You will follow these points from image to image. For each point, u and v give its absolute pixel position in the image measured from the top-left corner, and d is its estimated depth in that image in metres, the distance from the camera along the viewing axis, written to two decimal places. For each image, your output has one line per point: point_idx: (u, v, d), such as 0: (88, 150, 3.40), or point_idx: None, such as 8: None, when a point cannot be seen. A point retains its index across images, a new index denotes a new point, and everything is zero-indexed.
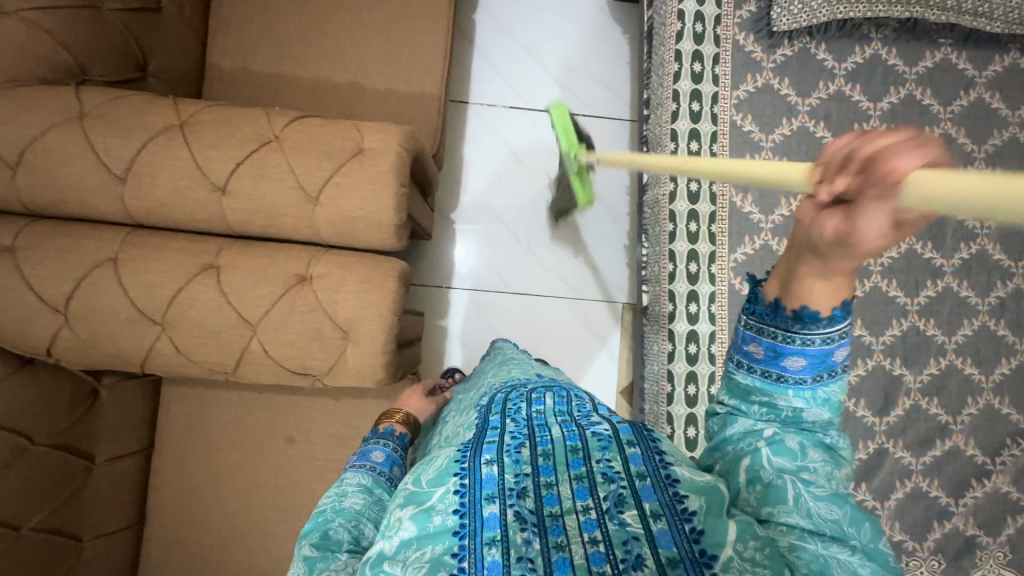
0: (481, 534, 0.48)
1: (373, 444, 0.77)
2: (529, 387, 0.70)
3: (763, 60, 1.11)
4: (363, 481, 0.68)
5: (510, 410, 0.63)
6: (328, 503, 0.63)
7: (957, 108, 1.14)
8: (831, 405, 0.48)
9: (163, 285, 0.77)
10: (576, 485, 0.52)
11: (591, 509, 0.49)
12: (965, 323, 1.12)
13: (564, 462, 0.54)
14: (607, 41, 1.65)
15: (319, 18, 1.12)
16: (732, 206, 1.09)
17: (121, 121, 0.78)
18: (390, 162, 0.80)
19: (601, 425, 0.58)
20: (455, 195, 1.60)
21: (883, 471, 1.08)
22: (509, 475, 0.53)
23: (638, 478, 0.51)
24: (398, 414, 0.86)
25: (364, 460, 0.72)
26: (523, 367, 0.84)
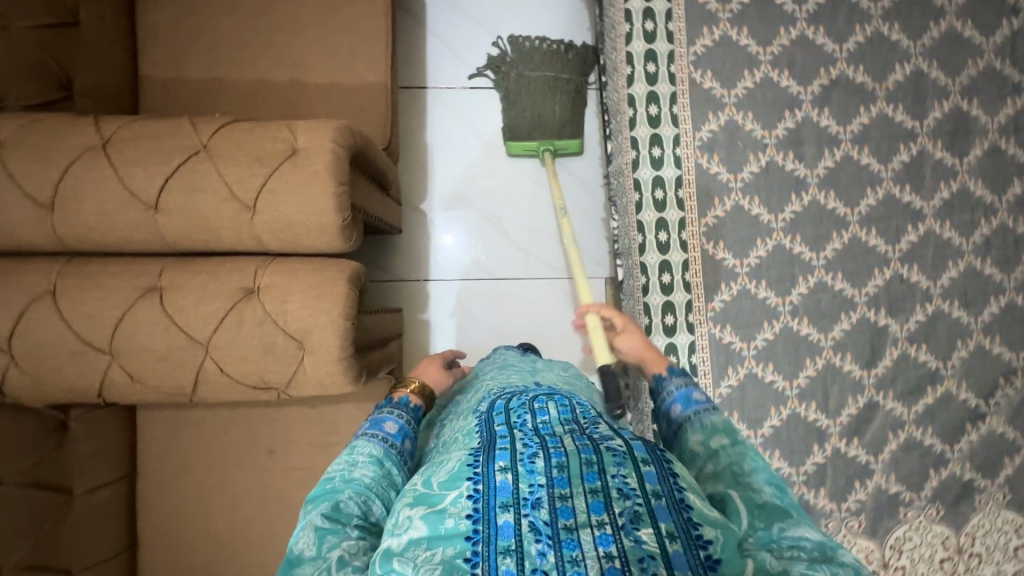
0: (494, 544, 0.44)
1: (388, 412, 0.69)
2: (530, 395, 0.62)
3: (719, 12, 1.05)
4: (374, 453, 0.61)
5: (515, 417, 0.56)
6: (336, 473, 0.58)
7: (928, 41, 1.09)
8: (723, 430, 0.58)
9: (106, 313, 0.74)
10: (591, 499, 0.46)
11: (605, 525, 0.45)
12: (949, 265, 1.09)
13: (578, 473, 0.48)
14: (565, 9, 1.58)
15: (250, 14, 1.07)
16: (698, 168, 1.05)
17: (39, 146, 0.74)
18: (325, 161, 0.76)
19: (617, 438, 0.52)
20: (422, 185, 1.55)
21: (875, 425, 1.06)
22: (523, 484, 0.48)
23: (655, 497, 0.47)
24: (414, 384, 0.76)
25: (377, 429, 0.65)
26: (521, 373, 0.79)
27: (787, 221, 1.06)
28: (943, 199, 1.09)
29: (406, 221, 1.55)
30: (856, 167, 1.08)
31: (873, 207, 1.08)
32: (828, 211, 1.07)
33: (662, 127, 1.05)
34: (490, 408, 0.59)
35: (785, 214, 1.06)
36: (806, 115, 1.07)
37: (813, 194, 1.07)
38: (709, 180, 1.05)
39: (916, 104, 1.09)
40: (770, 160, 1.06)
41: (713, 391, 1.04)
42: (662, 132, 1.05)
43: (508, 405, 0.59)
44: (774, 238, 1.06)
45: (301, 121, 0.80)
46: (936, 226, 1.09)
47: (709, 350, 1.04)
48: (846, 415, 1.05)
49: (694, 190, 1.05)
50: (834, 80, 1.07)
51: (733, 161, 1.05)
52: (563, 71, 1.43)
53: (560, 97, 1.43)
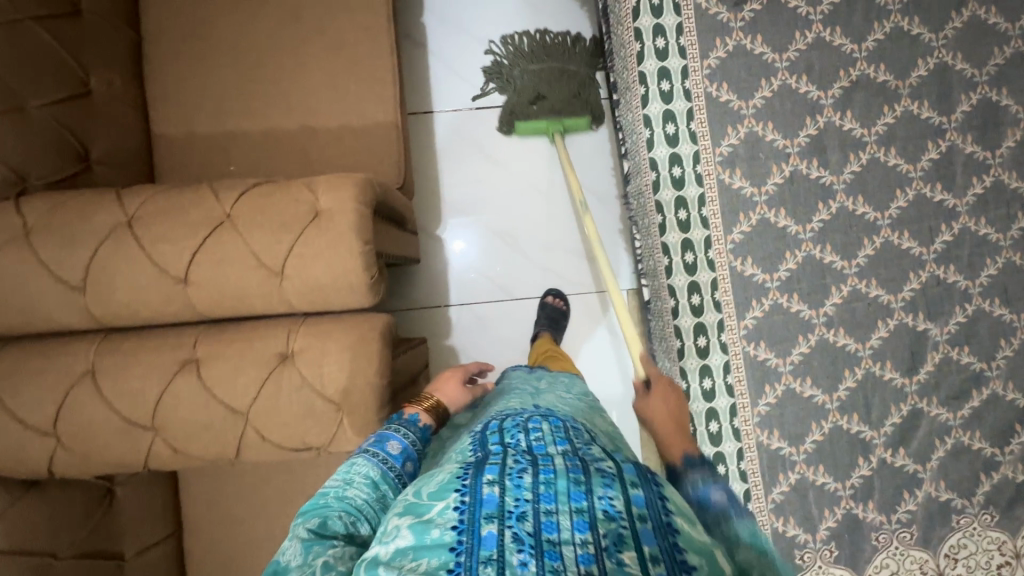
0: (477, 556, 0.47)
1: (393, 429, 0.73)
2: (525, 415, 0.70)
3: (731, 21, 1.02)
4: (368, 472, 0.66)
5: (508, 438, 0.63)
6: (329, 491, 0.62)
7: (950, 32, 1.05)
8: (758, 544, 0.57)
9: (145, 390, 0.75)
10: (577, 517, 0.51)
11: (590, 543, 0.49)
12: (987, 263, 1.05)
13: (566, 492, 0.53)
14: (565, 20, 1.55)
15: (256, 65, 1.06)
16: (721, 184, 1.02)
17: (66, 229, 0.75)
18: (349, 221, 0.75)
19: (607, 463, 0.60)
20: (436, 211, 1.55)
21: (920, 432, 1.03)
22: (509, 498, 0.53)
23: (640, 520, 0.52)
24: (427, 401, 0.80)
25: (377, 447, 0.70)
26: (523, 397, 0.82)
27: (815, 231, 1.03)
28: (977, 195, 1.05)
29: (423, 248, 1.55)
30: (884, 169, 1.04)
31: (904, 209, 1.05)
32: (858, 217, 1.04)
33: (681, 145, 1.03)
34: (484, 431, 0.67)
35: (813, 224, 1.03)
36: (828, 120, 1.04)
37: (840, 201, 1.04)
38: (732, 196, 1.02)
39: (942, 99, 1.05)
40: (793, 170, 1.03)
41: (751, 410, 1.03)
42: (681, 150, 1.03)
43: (502, 426, 0.67)
44: (804, 249, 1.03)
45: (320, 180, 0.79)
46: (970, 224, 1.05)
47: (745, 369, 1.02)
48: (890, 425, 1.03)
49: (718, 206, 1.03)
50: (855, 82, 1.04)
51: (755, 175, 1.03)
52: (569, 61, 1.43)
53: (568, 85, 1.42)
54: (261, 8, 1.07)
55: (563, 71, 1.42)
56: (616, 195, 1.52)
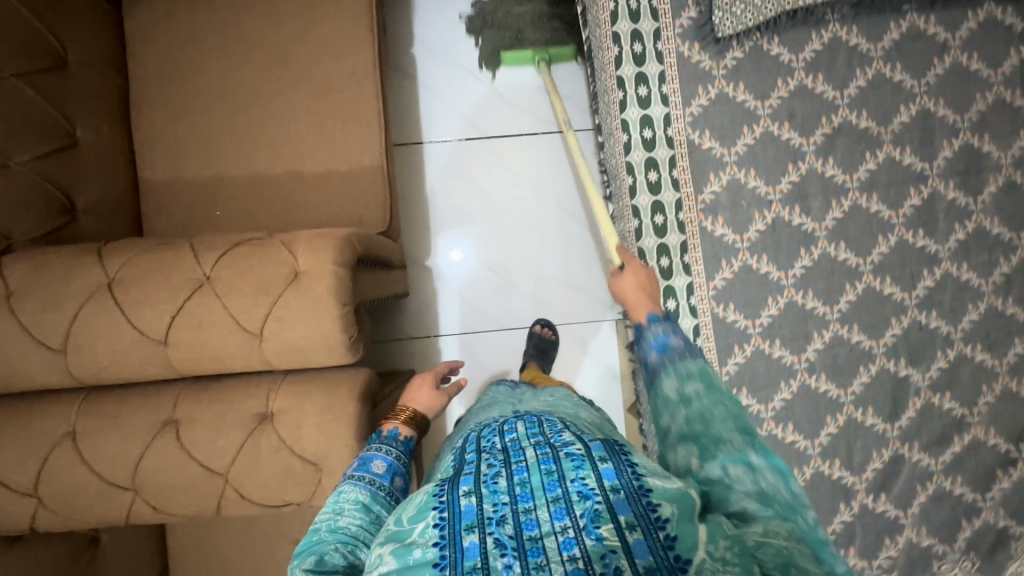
0: (460, 566, 0.46)
1: (376, 448, 0.70)
2: (502, 419, 0.66)
3: (713, 69, 1.02)
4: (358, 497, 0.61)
5: (483, 442, 0.59)
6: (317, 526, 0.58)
7: (933, 78, 1.05)
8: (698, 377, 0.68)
9: (126, 451, 0.76)
10: (554, 507, 0.49)
11: (568, 530, 0.47)
12: (969, 308, 1.06)
13: (540, 486, 0.51)
14: None
15: (242, 109, 1.07)
16: (703, 231, 1.03)
17: (48, 292, 0.75)
18: (328, 284, 0.76)
19: (576, 443, 0.55)
20: (425, 241, 1.55)
21: (902, 478, 1.04)
22: (487, 504, 0.50)
23: (613, 491, 0.49)
24: (404, 413, 0.78)
25: (362, 470, 0.66)
26: (502, 406, 0.78)
27: (797, 277, 1.04)
28: (959, 241, 1.06)
29: (413, 279, 1.55)
30: (867, 215, 1.05)
31: (886, 255, 1.05)
32: (840, 262, 1.04)
33: (663, 193, 1.03)
34: (463, 443, 0.64)
35: (795, 269, 1.04)
36: (810, 167, 1.04)
37: (822, 247, 1.04)
38: (715, 243, 1.03)
39: (924, 145, 1.05)
40: (776, 217, 1.04)
41: None
42: (663, 198, 1.03)
43: (478, 433, 0.63)
44: (786, 295, 1.04)
45: (300, 240, 0.80)
46: (952, 269, 1.06)
47: None
48: (871, 470, 1.03)
49: (700, 254, 1.03)
50: (838, 128, 1.04)
51: (737, 222, 1.03)
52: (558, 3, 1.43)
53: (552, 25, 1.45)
54: (246, 53, 1.07)
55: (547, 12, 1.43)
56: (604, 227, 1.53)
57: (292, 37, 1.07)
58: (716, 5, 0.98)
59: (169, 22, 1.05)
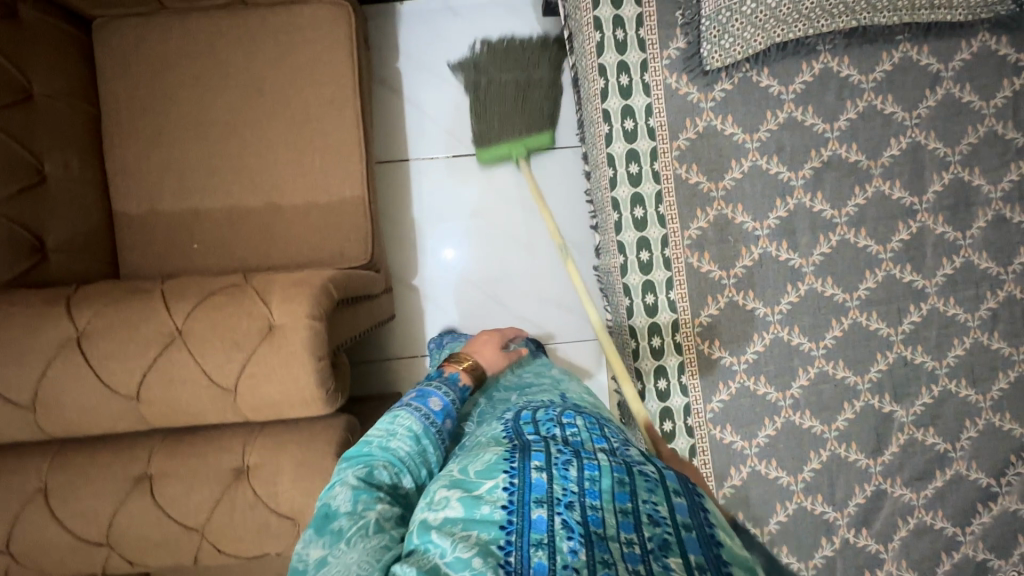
0: (526, 536, 0.47)
1: (436, 386, 0.72)
2: (559, 412, 0.68)
3: (701, 101, 1.00)
4: (414, 427, 0.65)
5: (546, 433, 0.62)
6: (375, 442, 0.63)
7: (924, 111, 1.03)
8: None
9: (99, 508, 0.75)
10: (622, 518, 0.49)
11: (635, 543, 0.47)
12: (955, 343, 1.05)
13: (610, 491, 0.52)
14: None
15: (218, 139, 1.04)
16: (689, 267, 1.02)
17: (11, 347, 0.73)
18: (303, 339, 0.75)
19: (650, 468, 0.57)
20: (412, 259, 1.53)
21: (883, 513, 1.04)
22: (557, 486, 0.52)
23: (684, 529, 0.49)
24: (467, 362, 0.79)
25: (420, 402, 0.68)
26: (547, 390, 0.81)
27: (783, 313, 1.03)
28: (946, 275, 1.05)
29: (400, 298, 1.53)
30: (854, 250, 1.04)
31: (872, 290, 1.04)
32: (826, 298, 1.04)
33: (649, 229, 1.01)
34: (518, 421, 0.66)
35: (782, 305, 1.03)
36: (799, 202, 1.02)
37: (809, 283, 1.03)
38: (701, 279, 1.02)
39: (914, 179, 1.04)
40: (763, 252, 1.02)
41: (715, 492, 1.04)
42: (649, 235, 1.01)
43: (535, 418, 0.66)
44: (772, 330, 1.03)
45: (275, 290, 0.78)
46: (939, 304, 1.05)
47: (710, 453, 1.04)
48: (853, 505, 1.04)
49: (686, 290, 1.02)
50: (827, 162, 1.02)
51: (724, 258, 1.02)
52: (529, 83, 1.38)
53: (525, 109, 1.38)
54: (222, 80, 1.04)
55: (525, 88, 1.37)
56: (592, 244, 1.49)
57: (270, 64, 1.04)
58: (705, 37, 0.95)
59: (142, 48, 1.02)
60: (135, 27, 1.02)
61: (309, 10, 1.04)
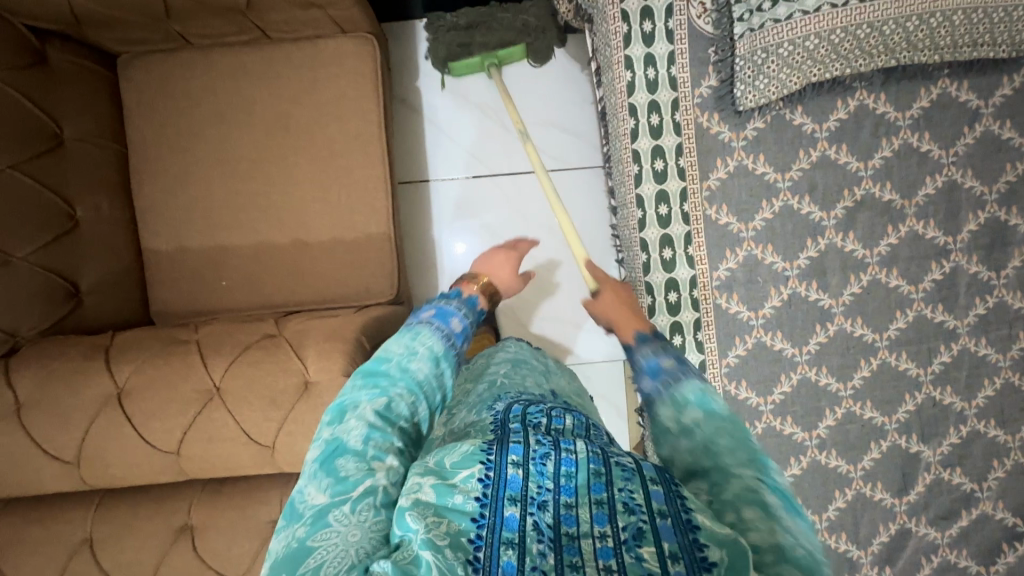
0: (498, 533, 0.47)
1: (453, 305, 0.76)
2: (548, 404, 0.65)
3: (733, 140, 0.99)
4: (433, 347, 0.67)
5: (529, 420, 0.59)
6: (395, 361, 0.64)
7: (961, 148, 1.00)
8: (689, 402, 0.61)
9: (142, 560, 0.77)
10: (596, 511, 0.48)
11: (607, 538, 0.46)
12: (985, 383, 1.04)
13: (585, 484, 0.50)
14: (568, 83, 1.37)
15: (244, 177, 1.04)
16: (717, 308, 1.02)
17: (56, 406, 0.75)
18: (338, 397, 0.76)
19: (627, 457, 0.54)
20: (433, 282, 1.39)
21: (907, 552, 1.04)
22: (533, 483, 0.50)
23: (659, 516, 0.47)
24: (478, 285, 0.85)
25: (442, 322, 0.71)
26: (538, 381, 0.76)
27: (811, 353, 1.02)
28: (978, 315, 1.03)
29: None
30: (885, 290, 1.02)
31: (902, 330, 1.03)
32: (855, 338, 1.02)
33: (678, 270, 1.01)
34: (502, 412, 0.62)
35: (810, 346, 1.02)
36: (830, 242, 1.01)
37: (839, 323, 1.02)
38: (729, 321, 1.02)
39: (949, 218, 1.02)
40: (792, 292, 1.01)
41: None
42: (678, 275, 1.02)
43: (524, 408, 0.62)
44: (799, 371, 1.02)
45: (310, 345, 0.79)
46: (970, 344, 1.03)
47: None
48: (877, 543, 1.04)
49: (714, 331, 1.02)
50: (860, 202, 1.01)
51: (753, 299, 1.01)
52: (529, 11, 1.24)
53: (509, 29, 1.24)
54: (245, 117, 1.03)
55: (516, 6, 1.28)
56: (615, 266, 1.37)
57: (295, 101, 1.03)
58: (739, 77, 0.93)
59: (166, 86, 1.02)
60: (159, 64, 1.01)
61: (333, 45, 1.03)
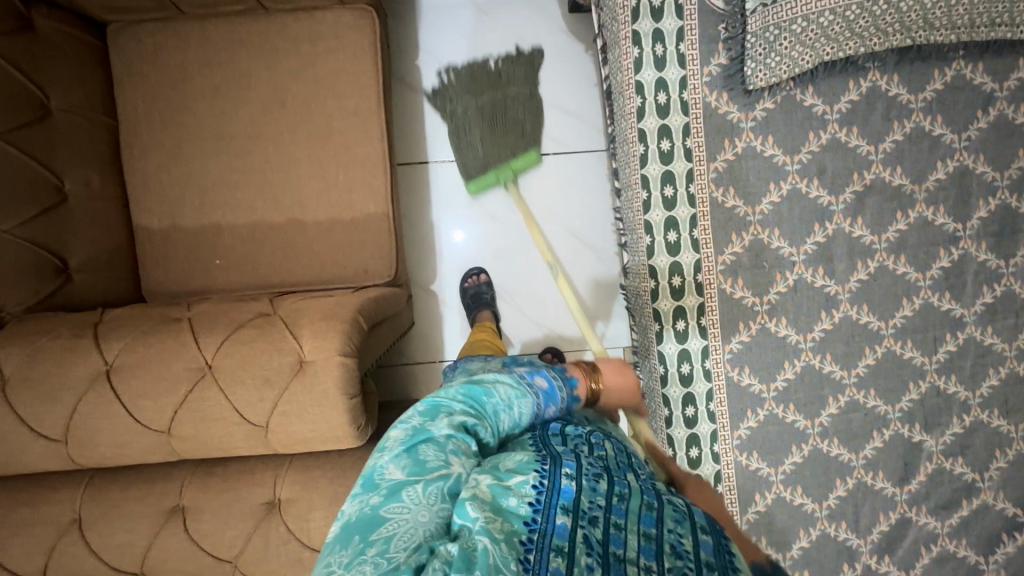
0: (548, 539, 0.47)
1: (553, 379, 0.66)
2: (590, 428, 0.66)
3: (741, 121, 0.96)
4: (524, 416, 0.63)
5: (578, 442, 0.60)
6: (495, 403, 0.62)
7: (974, 132, 0.98)
8: None
9: (133, 541, 0.76)
10: (644, 542, 0.48)
11: (653, 570, 0.46)
12: (990, 373, 1.02)
13: (635, 514, 0.51)
14: (571, 65, 1.33)
15: (239, 153, 1.01)
16: (721, 294, 1.00)
17: (43, 383, 0.73)
18: (334, 378, 0.74)
19: (678, 503, 0.55)
20: (432, 266, 1.37)
21: (906, 541, 1.03)
22: (584, 498, 0.51)
23: (707, 567, 0.47)
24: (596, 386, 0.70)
25: (545, 401, 0.64)
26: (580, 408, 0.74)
27: (816, 340, 1.01)
28: (985, 304, 1.01)
29: (419, 307, 1.38)
30: (892, 278, 1.00)
31: (908, 319, 1.01)
32: (861, 325, 1.01)
33: (682, 255, 0.99)
34: (548, 430, 0.63)
35: (815, 333, 1.01)
36: (838, 227, 0.99)
37: (844, 311, 1.00)
38: (733, 306, 1.00)
39: (958, 205, 0.99)
40: (798, 279, 0.99)
41: (740, 517, 1.04)
42: (682, 259, 1.00)
43: (568, 430, 0.63)
44: (803, 358, 1.01)
45: (305, 324, 0.77)
46: (976, 334, 1.02)
47: (736, 479, 1.03)
48: (877, 532, 1.03)
49: (717, 316, 1.00)
50: (869, 186, 0.98)
51: (758, 284, 0.99)
52: (515, 106, 1.25)
53: (514, 136, 1.25)
54: (240, 91, 1.00)
55: (502, 98, 1.24)
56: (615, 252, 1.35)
57: (292, 74, 1.00)
58: (749, 55, 0.91)
59: (158, 57, 0.98)
60: (150, 34, 0.98)
61: (332, 16, 0.99)
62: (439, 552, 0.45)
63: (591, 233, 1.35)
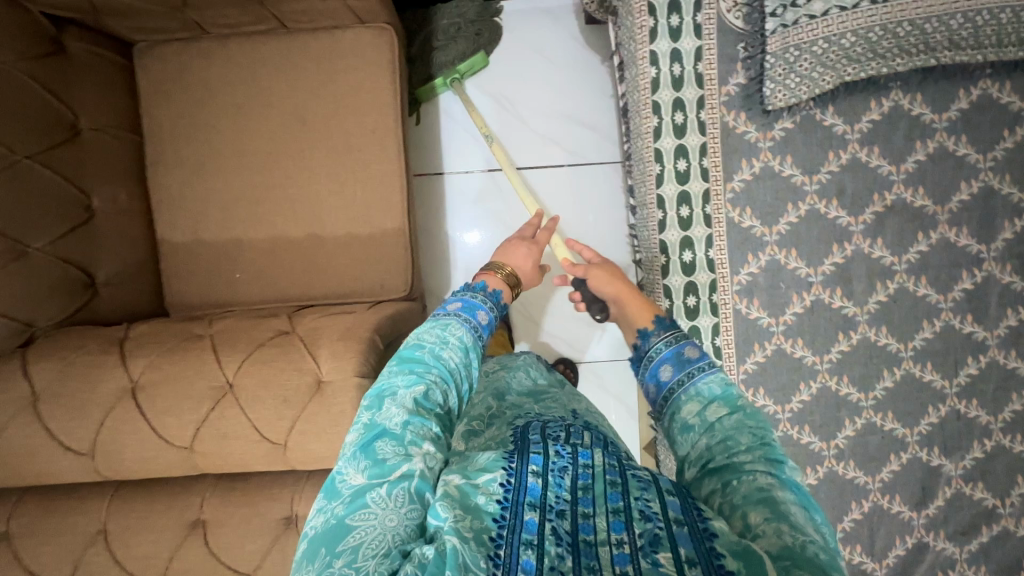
0: (518, 534, 0.47)
1: (461, 295, 0.73)
2: (568, 423, 0.66)
3: (760, 141, 0.95)
4: (463, 338, 0.66)
5: (549, 434, 0.59)
6: (429, 348, 0.63)
7: (1000, 152, 0.96)
8: (715, 398, 0.60)
9: (157, 552, 0.78)
10: (613, 518, 0.48)
11: (624, 544, 0.46)
12: (1013, 398, 1.00)
13: (602, 494, 0.51)
14: (585, 76, 1.33)
15: (259, 169, 1.03)
16: (737, 313, 0.99)
17: (72, 399, 0.76)
18: (350, 398, 0.75)
19: (643, 471, 0.55)
20: (446, 275, 1.37)
21: (923, 566, 1.02)
22: (552, 493, 0.51)
23: (676, 524, 0.47)
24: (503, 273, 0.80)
25: (468, 313, 0.69)
26: (558, 403, 0.74)
27: (833, 362, 1.00)
28: (1009, 327, 0.99)
29: (431, 314, 1.39)
30: (913, 300, 0.99)
31: (929, 340, 0.99)
32: (879, 347, 0.99)
33: (697, 274, 0.99)
34: (524, 428, 0.62)
35: (831, 354, 0.99)
36: (857, 248, 0.98)
37: (862, 332, 0.99)
38: (748, 326, 0.99)
39: (983, 226, 0.97)
40: (815, 299, 0.98)
41: None
42: (697, 279, 0.99)
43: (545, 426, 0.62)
44: (819, 380, 1.00)
45: (324, 344, 0.78)
46: (999, 357, 1.00)
47: None
48: (893, 556, 1.02)
49: (732, 336, 1.00)
50: (890, 206, 0.97)
51: (774, 304, 0.99)
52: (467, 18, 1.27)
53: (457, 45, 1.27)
54: (260, 108, 1.01)
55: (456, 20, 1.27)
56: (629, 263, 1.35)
57: (311, 93, 1.01)
58: (769, 75, 0.90)
59: (181, 76, 1.00)
60: (174, 53, 1.00)
61: (351, 35, 1.00)
62: (414, 556, 0.44)
63: (604, 242, 1.34)
